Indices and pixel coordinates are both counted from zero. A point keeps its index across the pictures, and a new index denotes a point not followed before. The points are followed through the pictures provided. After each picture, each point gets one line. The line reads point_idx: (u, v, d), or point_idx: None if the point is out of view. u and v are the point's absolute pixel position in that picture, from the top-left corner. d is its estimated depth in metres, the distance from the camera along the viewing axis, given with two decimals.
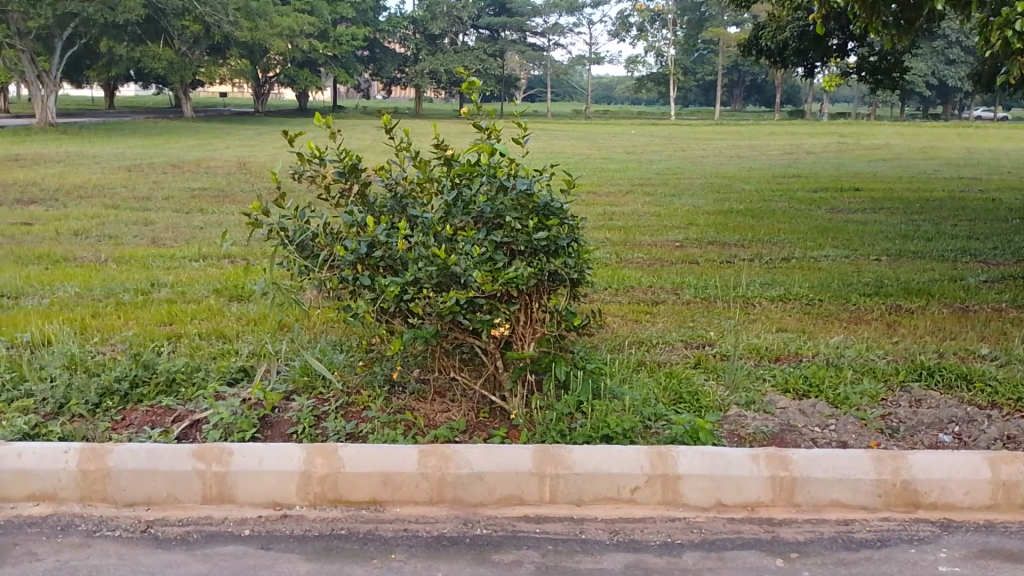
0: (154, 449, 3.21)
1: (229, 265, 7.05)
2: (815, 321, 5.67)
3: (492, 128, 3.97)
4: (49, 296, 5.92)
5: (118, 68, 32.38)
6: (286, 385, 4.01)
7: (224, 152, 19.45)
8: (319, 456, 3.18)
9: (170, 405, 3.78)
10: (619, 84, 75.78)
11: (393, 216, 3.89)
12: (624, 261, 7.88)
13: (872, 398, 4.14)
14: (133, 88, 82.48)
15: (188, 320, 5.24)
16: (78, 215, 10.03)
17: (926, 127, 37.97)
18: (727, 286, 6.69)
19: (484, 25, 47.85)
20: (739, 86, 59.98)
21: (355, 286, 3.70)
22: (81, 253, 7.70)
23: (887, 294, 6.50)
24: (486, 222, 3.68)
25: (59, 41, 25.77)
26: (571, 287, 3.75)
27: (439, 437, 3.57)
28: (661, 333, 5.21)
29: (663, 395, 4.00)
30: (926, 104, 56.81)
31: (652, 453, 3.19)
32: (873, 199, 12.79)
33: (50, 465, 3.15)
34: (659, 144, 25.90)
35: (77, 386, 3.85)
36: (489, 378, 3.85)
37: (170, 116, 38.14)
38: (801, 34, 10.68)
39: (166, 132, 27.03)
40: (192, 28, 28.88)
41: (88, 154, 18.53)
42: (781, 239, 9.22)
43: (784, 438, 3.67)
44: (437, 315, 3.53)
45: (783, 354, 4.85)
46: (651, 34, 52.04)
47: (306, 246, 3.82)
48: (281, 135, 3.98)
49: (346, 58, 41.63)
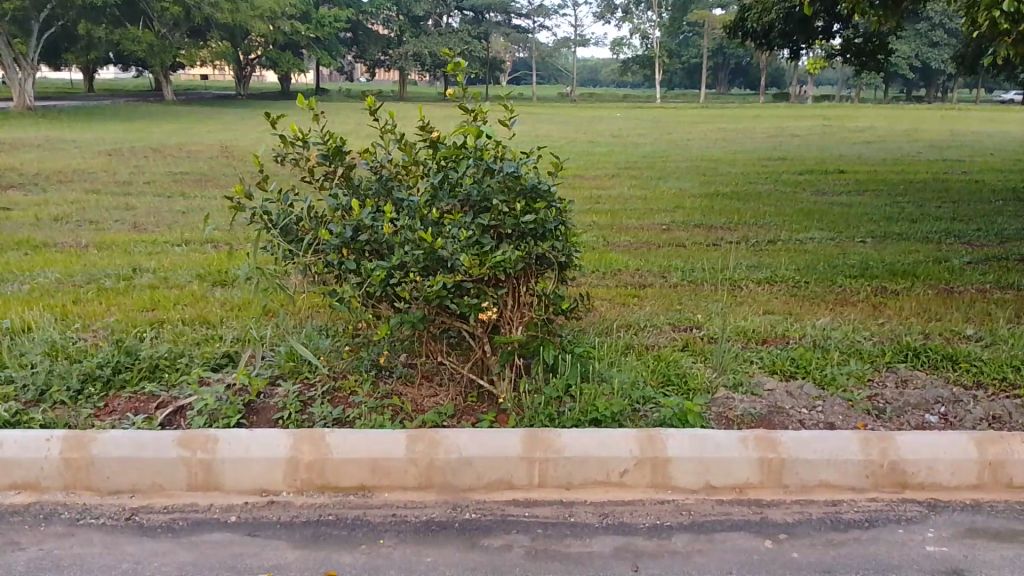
0: (138, 437, 3.17)
1: (213, 250, 6.97)
2: (801, 304, 5.68)
3: (478, 110, 3.93)
4: (29, 283, 5.82)
5: (97, 51, 31.86)
6: (272, 370, 3.97)
7: (206, 136, 19.21)
8: (306, 443, 3.15)
9: (154, 392, 3.73)
10: (604, 67, 75.50)
11: (378, 199, 3.85)
12: (611, 245, 7.86)
13: (859, 379, 4.16)
14: (112, 71, 81.28)
15: (172, 306, 5.18)
16: (57, 201, 9.87)
17: (909, 109, 38.10)
18: (714, 269, 6.69)
19: (469, 7, 47.45)
20: (724, 69, 59.87)
21: (341, 271, 3.67)
22: (61, 239, 7.58)
23: (873, 276, 6.52)
24: (473, 205, 3.64)
25: (35, 24, 25.29)
26: (558, 271, 3.72)
27: (428, 422, 3.55)
28: (649, 316, 5.20)
29: (651, 378, 3.99)
30: (909, 86, 57.04)
31: (641, 437, 3.19)
32: (858, 182, 12.83)
33: (31, 453, 3.10)
34: (645, 127, 25.86)
35: (59, 373, 3.79)
36: (477, 363, 3.83)
37: (151, 100, 37.64)
38: (787, 16, 10.63)
39: (147, 115, 26.68)
40: (171, 10, 28.43)
41: (66, 138, 18.22)
42: (768, 222, 9.23)
43: (772, 421, 3.68)
44: (424, 300, 3.50)
45: (771, 336, 4.86)
46: (637, 16, 51.80)
47: (290, 230, 3.77)
48: (264, 117, 3.91)
49: (329, 40, 41.17)
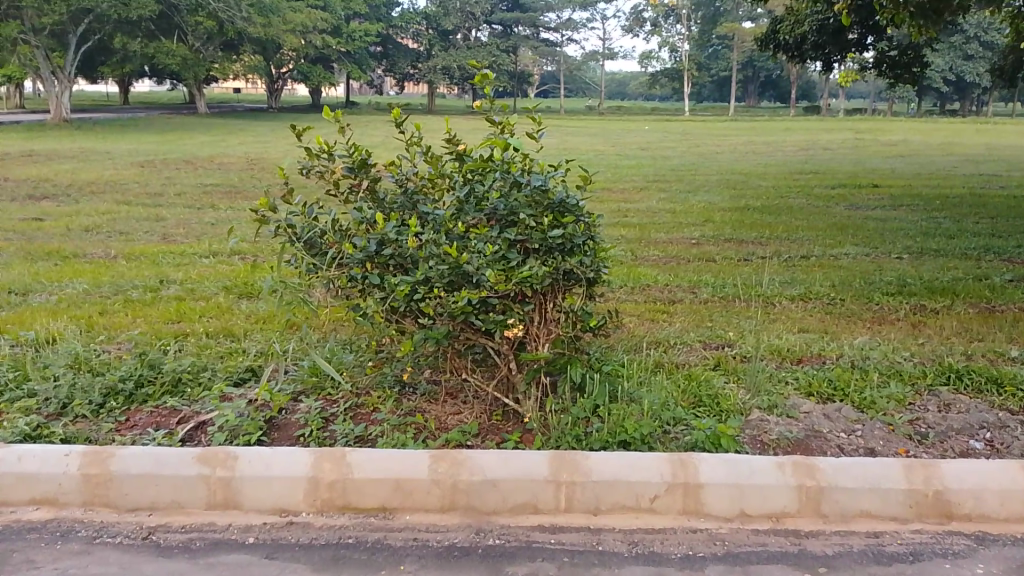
0: (158, 453, 3.12)
1: (240, 262, 6.96)
2: (837, 322, 5.52)
3: (505, 122, 3.86)
4: (57, 293, 5.84)
5: (133, 64, 32.43)
6: (294, 386, 3.91)
7: (237, 149, 19.42)
8: (327, 462, 3.08)
9: (176, 406, 3.69)
10: (632, 80, 75.45)
11: (404, 213, 3.78)
12: (639, 259, 7.74)
13: (899, 402, 4.01)
14: (148, 85, 82.99)
15: (197, 318, 5.15)
16: (89, 212, 9.98)
17: (944, 123, 37.43)
18: (746, 285, 6.54)
19: (497, 20, 47.74)
20: (753, 82, 59.46)
21: (364, 285, 3.60)
22: (91, 250, 7.64)
23: (910, 293, 6.34)
24: (499, 219, 3.56)
25: (73, 37, 25.80)
26: (586, 287, 3.62)
27: (451, 441, 3.47)
28: (679, 333, 5.07)
29: (682, 398, 3.88)
30: (943, 99, 56.18)
31: (673, 461, 3.07)
32: (892, 196, 12.58)
33: (51, 468, 3.06)
34: (674, 140, 25.69)
35: (81, 386, 3.76)
36: (502, 381, 3.74)
37: (184, 112, 38.25)
38: (820, 28, 10.44)
39: (179, 128, 27.05)
40: (205, 23, 28.87)
41: (100, 150, 18.51)
42: (800, 237, 9.05)
43: (810, 445, 3.55)
44: (449, 316, 3.41)
45: (806, 355, 4.71)
46: (665, 29, 51.68)
47: (314, 243, 3.72)
48: (289, 130, 3.87)
49: (360, 54, 41.55)
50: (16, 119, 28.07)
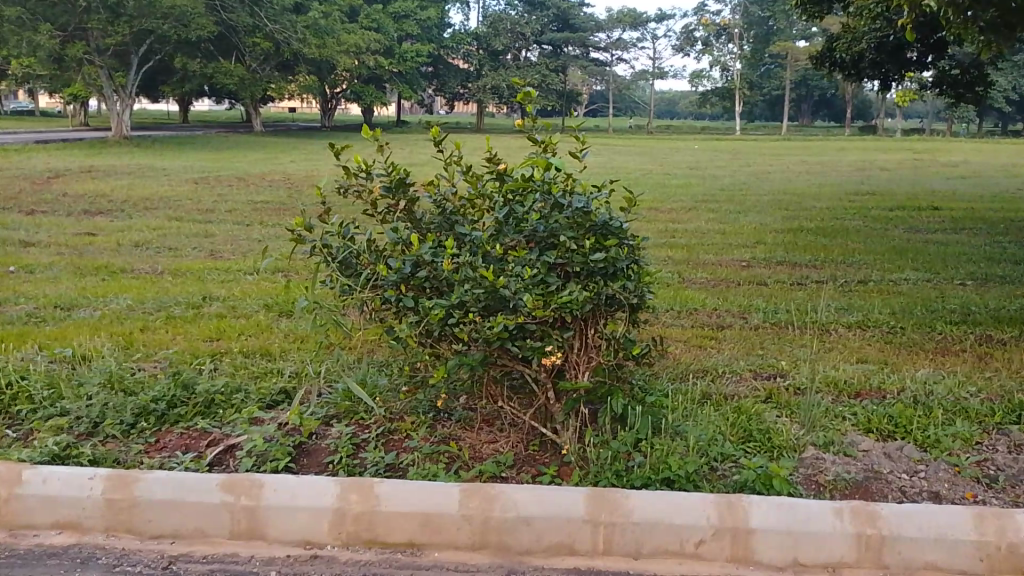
0: (183, 478, 3.03)
1: (282, 279, 6.94)
2: (897, 352, 5.23)
3: (547, 141, 3.73)
4: (100, 309, 5.88)
5: (191, 84, 33.30)
6: (326, 410, 3.80)
7: (288, 166, 19.69)
8: (354, 493, 2.95)
9: (206, 428, 3.61)
10: (682, 100, 75.04)
11: (440, 234, 3.67)
12: (686, 281, 7.52)
13: (965, 441, 3.74)
14: (207, 104, 85.41)
15: (236, 336, 5.11)
16: (140, 227, 10.14)
17: (1007, 144, 36.14)
18: (800, 311, 6.27)
19: (547, 40, 47.99)
20: (807, 101, 58.49)
21: (399, 307, 3.48)
22: (139, 265, 7.71)
23: (975, 323, 5.99)
24: (539, 241, 3.42)
25: (135, 57, 26.61)
26: (629, 313, 3.46)
27: (485, 472, 3.31)
28: (728, 361, 4.85)
29: (730, 432, 3.67)
30: (1006, 120, 54.47)
31: (720, 503, 2.87)
32: (953, 219, 12.11)
33: (76, 492, 3.01)
34: (724, 159, 25.29)
35: (114, 405, 3.72)
36: (540, 410, 3.58)
37: (239, 130, 39.17)
38: (878, 45, 10.12)
39: (233, 145, 27.63)
40: (262, 44, 29.51)
41: (156, 166, 18.95)
42: (857, 260, 8.71)
43: (869, 489, 3.31)
44: (484, 341, 3.27)
45: (865, 389, 4.45)
46: (716, 48, 51.22)
47: (349, 263, 3.60)
48: (327, 147, 3.79)
49: (411, 74, 42.05)
50: (79, 136, 29.01)
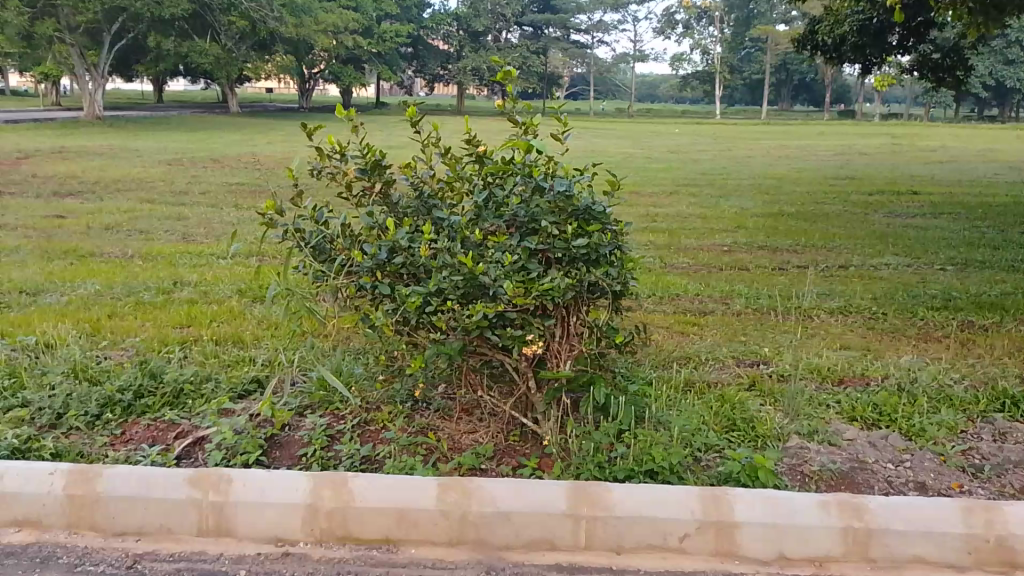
0: (148, 474, 2.91)
1: (257, 263, 6.78)
2: (880, 338, 5.19)
3: (528, 122, 3.62)
4: (68, 294, 5.70)
5: (166, 63, 32.60)
6: (300, 400, 3.69)
7: (264, 148, 19.35)
8: (327, 488, 2.85)
9: (174, 419, 3.48)
10: (663, 84, 74.92)
11: (418, 219, 3.56)
12: (668, 266, 7.44)
13: (950, 430, 3.71)
14: (183, 84, 84.13)
15: (207, 322, 4.96)
16: (111, 210, 9.89)
17: (982, 129, 36.48)
18: (782, 297, 6.22)
19: (528, 22, 47.66)
20: (787, 85, 58.51)
21: (374, 295, 3.37)
22: (109, 249, 7.50)
23: (957, 308, 5.97)
24: (519, 226, 3.31)
25: (107, 35, 26.02)
26: (612, 300, 3.37)
27: (464, 464, 3.22)
28: (711, 348, 4.79)
29: (714, 422, 3.61)
30: (983, 105, 55.02)
31: (704, 497, 2.79)
32: (933, 204, 12.15)
33: (34, 489, 2.87)
34: (705, 143, 25.25)
35: (78, 396, 3.59)
36: (520, 399, 3.49)
37: (216, 111, 38.54)
38: (861, 29, 10.04)
39: (209, 126, 27.15)
40: (238, 23, 28.98)
41: (129, 147, 18.54)
42: (838, 245, 8.69)
43: (855, 479, 3.26)
44: (463, 330, 3.17)
45: (848, 375, 4.40)
46: (697, 31, 51.15)
47: (323, 249, 3.48)
48: (299, 127, 3.64)
49: (390, 55, 41.52)
50: (49, 115, 28.34)
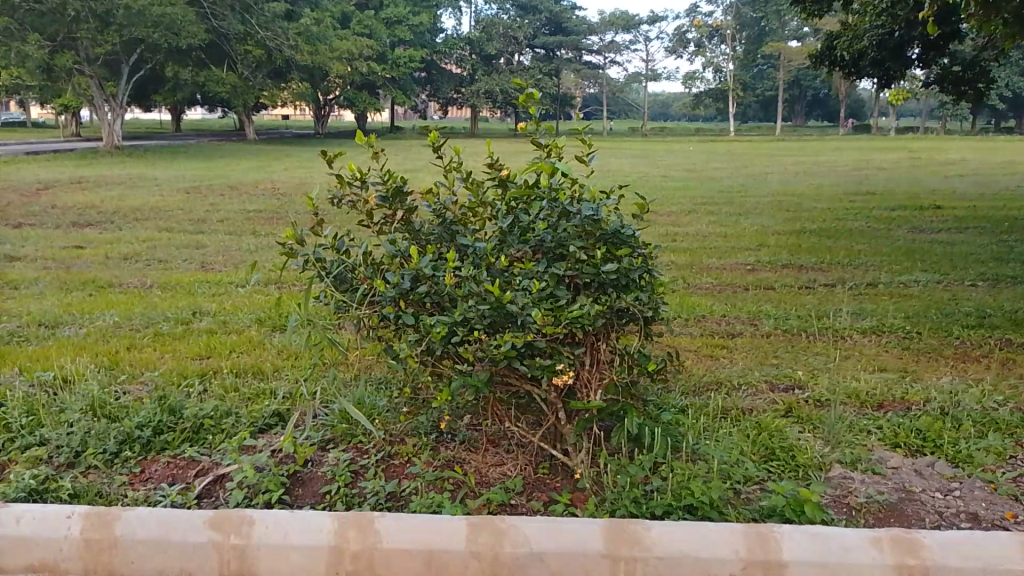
0: (168, 514, 2.82)
1: (276, 291, 6.72)
2: (916, 359, 5.02)
3: (552, 145, 3.53)
4: (86, 326, 5.66)
5: (184, 92, 32.99)
6: (322, 434, 3.59)
7: (281, 175, 19.47)
8: (352, 529, 2.73)
9: (194, 456, 3.39)
10: (676, 102, 75.10)
11: (441, 246, 3.46)
12: (691, 287, 7.33)
13: (998, 455, 3.55)
14: (201, 113, 85.42)
15: (226, 353, 4.88)
16: (130, 239, 9.92)
17: (999, 141, 36.25)
18: (811, 317, 6.06)
19: (540, 44, 48.00)
20: (800, 101, 58.39)
21: (398, 325, 3.26)
22: (128, 279, 7.48)
23: (992, 326, 5.79)
24: (546, 252, 3.20)
25: (125, 66, 26.41)
26: (643, 326, 3.25)
27: (493, 500, 3.08)
28: (742, 372, 4.65)
29: (752, 452, 3.46)
30: (1000, 117, 54.67)
31: (748, 533, 2.65)
32: (957, 218, 11.96)
33: (51, 532, 2.78)
34: (720, 161, 25.16)
35: (96, 432, 3.51)
36: (550, 430, 3.37)
37: (233, 139, 38.93)
38: (880, 43, 9.89)
39: (226, 154, 27.42)
40: (254, 52, 29.36)
41: (148, 176, 18.72)
42: (864, 262, 8.52)
43: (904, 511, 3.10)
44: (490, 361, 3.05)
45: (888, 400, 4.24)
46: (709, 50, 51.24)
47: (344, 279, 3.39)
48: (319, 155, 3.56)
49: (404, 80, 41.86)
50: (70, 146, 28.74)
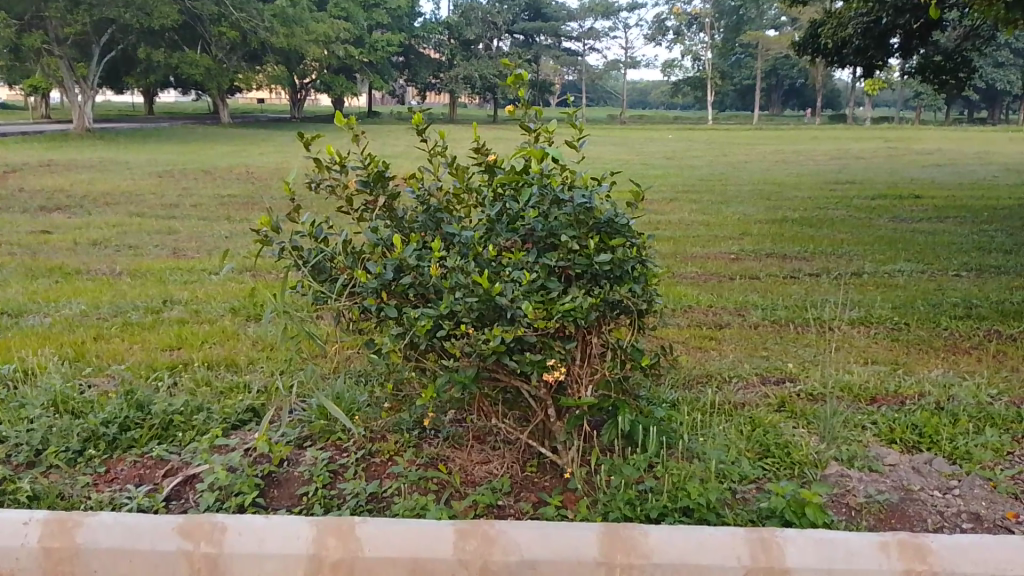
0: (134, 521, 2.65)
1: (251, 280, 6.50)
2: (907, 351, 4.94)
3: (541, 130, 3.37)
4: (52, 315, 5.41)
5: (157, 74, 32.31)
6: (299, 432, 3.41)
7: (256, 159, 19.09)
8: (332, 536, 2.58)
9: (163, 455, 3.20)
10: (653, 89, 75.05)
11: (425, 233, 3.28)
12: (677, 276, 7.21)
13: (996, 452, 3.46)
14: (173, 96, 84.49)
15: (199, 345, 4.68)
16: (99, 224, 9.60)
17: (972, 131, 36.71)
18: (798, 308, 5.97)
19: (519, 29, 47.67)
20: (778, 90, 58.74)
21: (380, 318, 3.09)
22: (95, 266, 7.21)
23: (981, 317, 5.72)
24: (537, 241, 3.05)
25: (96, 47, 25.74)
26: (636, 319, 3.10)
27: (480, 502, 2.94)
28: (732, 365, 4.54)
29: (747, 449, 3.36)
30: (973, 107, 55.38)
31: (752, 539, 2.54)
32: (936, 207, 11.96)
33: (6, 541, 2.61)
34: (699, 148, 25.11)
35: (58, 430, 3.31)
36: (538, 428, 3.22)
37: (207, 122, 38.23)
38: (864, 31, 9.74)
39: (199, 138, 26.90)
40: (229, 34, 28.77)
41: (119, 160, 18.24)
42: (847, 251, 8.46)
43: (906, 511, 3.00)
44: (478, 356, 2.89)
45: (881, 394, 4.14)
46: (688, 38, 51.18)
47: (323, 268, 3.21)
48: (296, 136, 3.37)
49: (382, 65, 41.33)
50: (39, 129, 28.04)
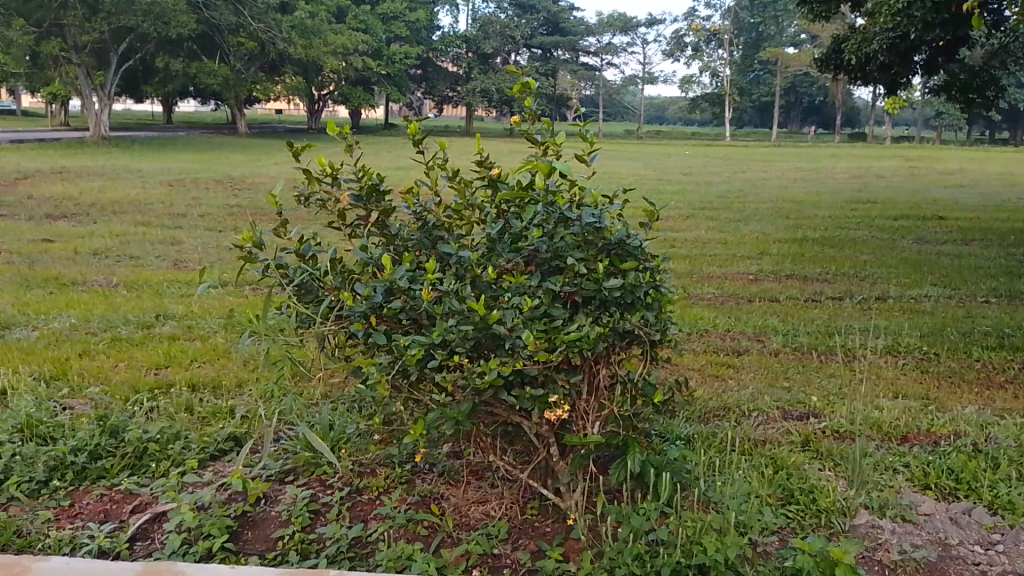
0: (86, 566, 2.40)
1: (249, 294, 6.28)
2: (939, 384, 4.63)
3: (549, 142, 3.11)
4: (39, 329, 5.21)
5: (175, 84, 32.41)
6: (283, 464, 3.16)
7: (269, 170, 18.97)
8: None
9: (133, 488, 2.97)
10: (671, 105, 74.89)
11: (420, 253, 3.03)
12: (692, 297, 6.94)
13: None
14: (193, 106, 85.16)
15: (187, 363, 4.46)
16: (102, 233, 9.43)
17: (994, 151, 36.23)
18: (821, 334, 5.67)
19: (537, 44, 47.56)
20: (796, 108, 58.35)
21: (369, 344, 2.83)
22: (93, 276, 7.02)
23: (1014, 348, 5.40)
24: (541, 263, 2.79)
25: (114, 55, 25.80)
26: (649, 350, 2.83)
27: (473, 551, 2.67)
28: (751, 396, 4.25)
29: (769, 495, 3.07)
30: (995, 127, 54.73)
31: None
32: (961, 229, 11.59)
33: None
34: (717, 164, 24.85)
35: (24, 458, 3.08)
36: (540, 466, 2.95)
37: (224, 132, 38.32)
38: (891, 46, 9.26)
39: (214, 147, 26.88)
40: (247, 44, 28.81)
41: (132, 168, 18.16)
42: (870, 274, 8.15)
43: (946, 570, 2.70)
44: (473, 390, 2.63)
45: (913, 432, 3.84)
46: (707, 55, 50.87)
47: (310, 288, 2.96)
48: (284, 146, 3.12)
49: (399, 77, 41.26)
50: (58, 136, 28.18)
